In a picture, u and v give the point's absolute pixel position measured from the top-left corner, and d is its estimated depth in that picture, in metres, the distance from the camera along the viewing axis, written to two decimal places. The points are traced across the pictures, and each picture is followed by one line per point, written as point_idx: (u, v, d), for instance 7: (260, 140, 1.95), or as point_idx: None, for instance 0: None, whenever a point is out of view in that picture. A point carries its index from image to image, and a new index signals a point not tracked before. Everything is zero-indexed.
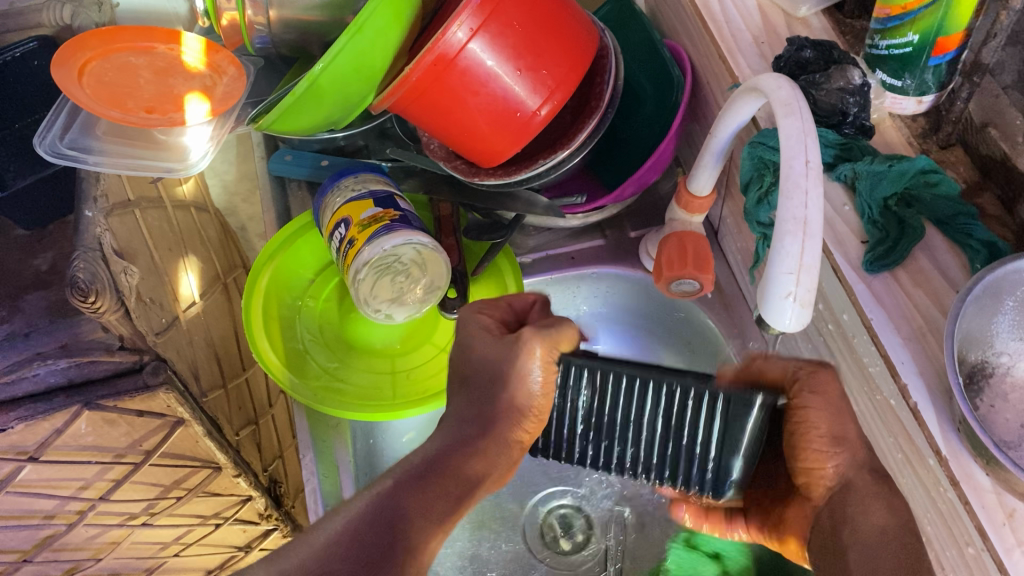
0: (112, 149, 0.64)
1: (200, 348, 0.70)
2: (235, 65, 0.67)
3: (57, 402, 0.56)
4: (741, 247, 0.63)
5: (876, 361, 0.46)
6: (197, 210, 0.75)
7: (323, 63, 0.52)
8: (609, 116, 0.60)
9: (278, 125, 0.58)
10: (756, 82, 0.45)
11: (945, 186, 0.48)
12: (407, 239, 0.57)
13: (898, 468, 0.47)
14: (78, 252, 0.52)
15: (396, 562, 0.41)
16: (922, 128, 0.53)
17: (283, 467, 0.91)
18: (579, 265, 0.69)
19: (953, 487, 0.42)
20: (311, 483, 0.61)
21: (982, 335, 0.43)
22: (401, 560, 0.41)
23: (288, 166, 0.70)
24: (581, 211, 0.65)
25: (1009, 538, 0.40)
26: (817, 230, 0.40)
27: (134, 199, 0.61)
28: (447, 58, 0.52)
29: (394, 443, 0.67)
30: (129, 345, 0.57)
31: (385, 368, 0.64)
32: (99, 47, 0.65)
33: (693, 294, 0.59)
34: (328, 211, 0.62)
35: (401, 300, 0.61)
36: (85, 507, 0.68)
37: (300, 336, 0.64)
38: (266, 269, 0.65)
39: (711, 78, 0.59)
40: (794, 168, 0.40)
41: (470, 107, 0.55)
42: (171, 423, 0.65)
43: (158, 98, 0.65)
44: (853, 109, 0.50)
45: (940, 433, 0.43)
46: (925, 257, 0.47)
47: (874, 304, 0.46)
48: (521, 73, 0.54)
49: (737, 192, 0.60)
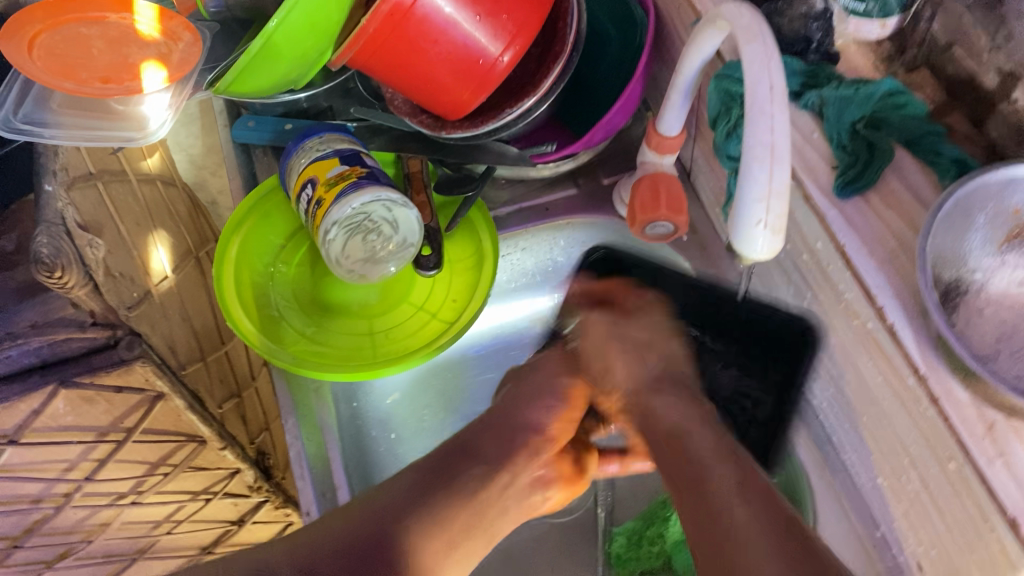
0: (69, 121, 0.63)
1: (177, 323, 0.70)
2: (191, 31, 0.65)
3: (31, 382, 0.55)
4: (714, 187, 0.63)
5: (851, 288, 0.46)
6: (165, 184, 0.74)
7: (275, 19, 0.51)
8: (574, 61, 0.59)
9: (237, 87, 0.57)
10: (718, 12, 0.45)
11: (911, 107, 0.47)
12: (376, 195, 0.56)
13: (879, 391, 0.47)
14: (41, 227, 0.50)
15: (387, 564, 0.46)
16: (887, 52, 0.52)
17: (270, 440, 0.94)
18: (553, 216, 0.69)
19: (933, 404, 0.42)
20: (295, 448, 0.59)
21: (956, 254, 0.44)
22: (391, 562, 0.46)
23: (251, 132, 0.68)
24: (553, 160, 0.65)
25: (989, 450, 0.39)
26: (784, 155, 0.39)
27: (95, 172, 0.61)
28: (403, 7, 0.51)
29: (379, 404, 0.68)
30: (101, 321, 0.56)
31: (362, 330, 0.64)
32: (48, 19, 0.63)
33: (669, 236, 0.60)
34: (293, 173, 0.61)
35: (373, 259, 0.60)
36: (71, 489, 0.67)
37: (274, 302, 0.63)
38: (235, 237, 0.64)
39: (674, 14, 0.58)
40: (758, 93, 0.40)
41: (430, 56, 0.54)
42: (150, 398, 0.64)
43: (112, 67, 0.64)
44: (817, 35, 0.51)
45: (917, 349, 0.43)
46: (896, 179, 0.47)
47: (846, 229, 0.46)
48: (481, 18, 0.53)
49: (707, 130, 0.60)
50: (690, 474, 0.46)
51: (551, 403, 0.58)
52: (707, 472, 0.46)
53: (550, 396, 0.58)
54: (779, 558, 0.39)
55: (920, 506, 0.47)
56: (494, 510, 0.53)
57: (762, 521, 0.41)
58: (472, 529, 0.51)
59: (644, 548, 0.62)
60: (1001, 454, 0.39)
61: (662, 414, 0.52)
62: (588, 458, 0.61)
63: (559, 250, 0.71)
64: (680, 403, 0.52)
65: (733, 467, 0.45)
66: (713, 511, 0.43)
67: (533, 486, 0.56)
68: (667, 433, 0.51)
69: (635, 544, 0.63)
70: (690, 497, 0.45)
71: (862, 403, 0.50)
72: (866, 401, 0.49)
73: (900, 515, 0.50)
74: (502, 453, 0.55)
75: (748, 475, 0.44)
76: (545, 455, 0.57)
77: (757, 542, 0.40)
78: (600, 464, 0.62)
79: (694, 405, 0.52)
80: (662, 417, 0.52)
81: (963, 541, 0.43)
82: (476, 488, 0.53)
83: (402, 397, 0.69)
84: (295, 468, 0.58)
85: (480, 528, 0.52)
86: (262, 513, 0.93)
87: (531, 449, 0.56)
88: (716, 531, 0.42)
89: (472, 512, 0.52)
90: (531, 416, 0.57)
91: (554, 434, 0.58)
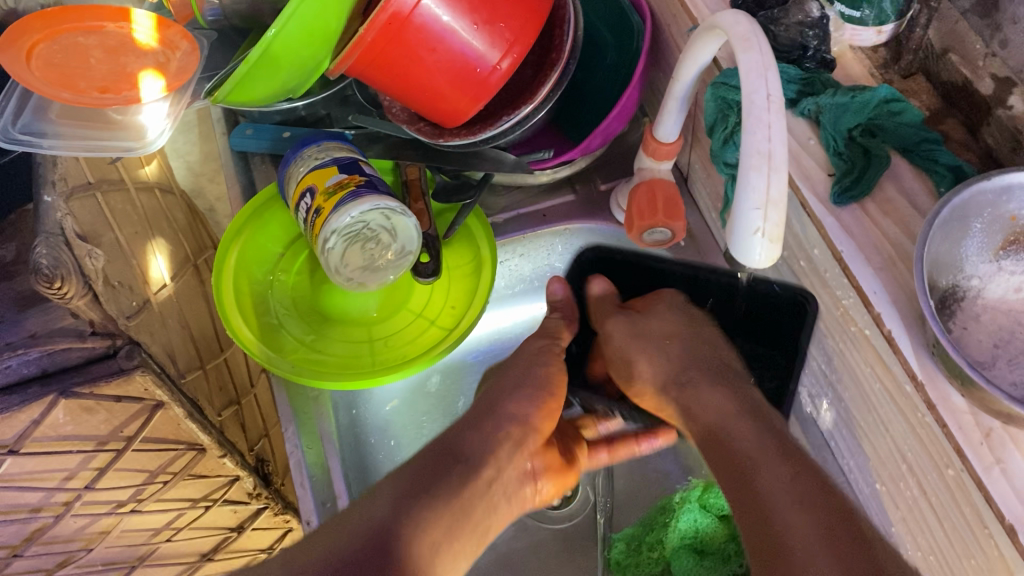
0: (66, 131, 0.63)
1: (175, 331, 0.70)
2: (188, 39, 0.65)
3: (31, 393, 0.54)
4: (711, 193, 0.63)
5: (849, 294, 0.46)
6: (162, 191, 0.74)
7: (273, 29, 0.50)
8: (571, 68, 0.59)
9: (234, 95, 0.57)
10: (714, 20, 0.45)
11: (908, 114, 0.48)
12: (374, 204, 0.56)
13: (877, 397, 0.48)
14: (40, 238, 0.50)
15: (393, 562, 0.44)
16: (883, 59, 0.53)
17: (269, 446, 0.94)
18: (551, 222, 0.69)
19: (931, 411, 0.42)
20: (295, 456, 0.59)
21: (952, 260, 0.44)
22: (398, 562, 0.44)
23: (249, 140, 0.69)
24: (551, 167, 0.65)
25: (987, 456, 0.40)
26: (781, 162, 0.40)
27: (95, 182, 0.61)
28: (401, 16, 0.51)
29: (379, 410, 0.68)
30: (100, 330, 0.56)
31: (361, 337, 0.64)
32: (45, 29, 0.63)
33: (665, 242, 0.61)
34: (292, 182, 0.61)
35: (372, 267, 0.60)
36: (71, 498, 0.67)
37: (273, 310, 0.63)
38: (235, 245, 0.64)
39: (670, 21, 0.59)
40: (755, 102, 0.40)
41: (428, 65, 0.54)
42: (150, 407, 0.65)
43: (110, 77, 0.64)
44: (813, 43, 0.50)
45: (914, 356, 0.43)
46: (892, 185, 0.47)
47: (843, 235, 0.46)
48: (479, 27, 0.53)
49: (703, 136, 0.60)
50: (734, 463, 0.45)
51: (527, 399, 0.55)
52: (756, 472, 0.43)
53: (530, 384, 0.56)
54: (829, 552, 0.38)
55: (917, 511, 0.47)
56: (482, 506, 0.50)
57: (819, 525, 0.39)
58: (459, 530, 0.48)
59: (643, 553, 0.62)
60: (998, 460, 0.39)
61: (707, 407, 0.50)
62: (581, 451, 0.58)
63: (557, 255, 0.72)
64: (721, 393, 0.50)
65: (788, 456, 0.44)
66: (759, 496, 0.42)
67: (521, 480, 0.53)
68: (712, 424, 0.49)
69: (634, 550, 0.63)
70: (737, 483, 0.44)
71: (860, 409, 0.50)
72: (863, 407, 0.50)
73: (898, 519, 0.50)
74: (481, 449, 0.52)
75: (800, 462, 0.43)
76: (533, 446, 0.54)
77: (807, 534, 0.39)
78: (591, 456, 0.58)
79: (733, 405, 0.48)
80: (708, 405, 0.50)
81: (960, 547, 0.44)
82: (458, 488, 0.49)
83: (401, 403, 0.70)
84: (295, 476, 0.58)
85: (466, 530, 0.48)
86: (262, 520, 0.93)
87: (515, 441, 0.53)
88: (763, 518, 0.41)
89: (464, 523, 0.48)
90: (515, 409, 0.55)
91: (541, 428, 0.54)
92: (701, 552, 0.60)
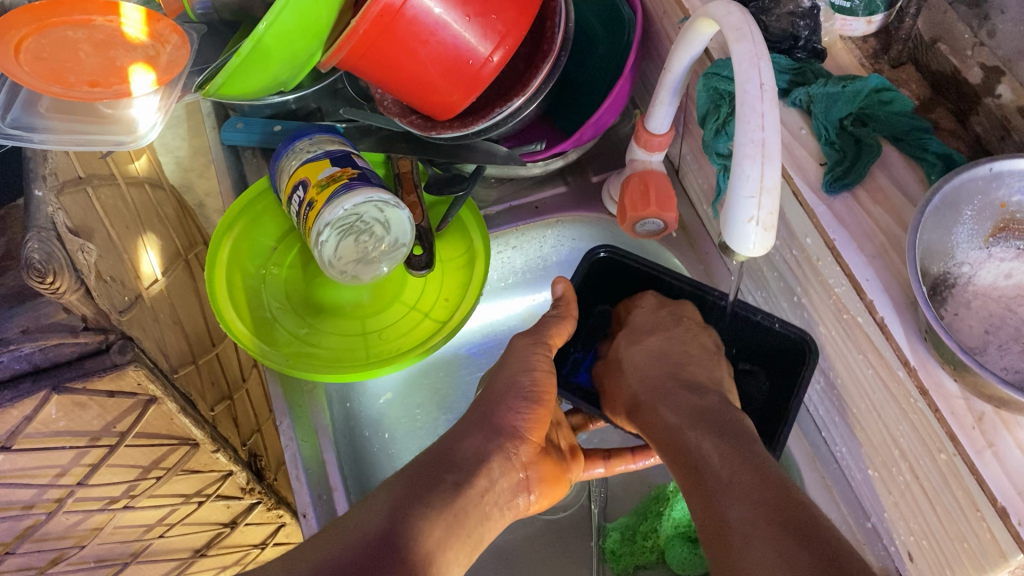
0: (56, 125, 0.63)
1: (167, 326, 0.70)
2: (177, 33, 0.66)
3: (23, 389, 0.54)
4: (703, 184, 0.63)
5: (841, 282, 0.47)
6: (152, 186, 0.74)
7: (266, 22, 0.50)
8: (562, 60, 0.59)
9: (226, 89, 0.57)
10: (705, 10, 0.45)
11: (898, 103, 0.48)
12: (368, 196, 0.55)
13: (869, 384, 0.48)
14: (31, 232, 0.49)
15: (397, 554, 0.43)
16: (873, 49, 0.53)
17: (261, 441, 0.94)
18: (543, 214, 0.69)
19: (923, 397, 0.43)
20: (290, 449, 0.59)
21: (944, 248, 0.44)
22: (402, 554, 0.43)
23: (240, 134, 0.68)
24: (542, 159, 0.65)
25: (979, 441, 0.40)
26: (775, 151, 0.40)
27: (85, 176, 0.60)
28: (393, 9, 0.51)
29: (372, 403, 0.69)
30: (93, 324, 0.55)
31: (356, 330, 0.64)
32: (34, 22, 0.63)
33: (659, 232, 0.61)
34: (284, 175, 0.61)
35: (366, 260, 0.60)
36: (64, 494, 0.67)
37: (267, 304, 0.63)
38: (227, 240, 0.64)
39: (662, 14, 0.59)
40: (749, 91, 0.40)
41: (421, 58, 0.54)
42: (143, 403, 0.65)
43: (100, 71, 0.64)
44: (804, 33, 0.51)
45: (907, 343, 0.43)
46: (883, 174, 0.48)
47: (836, 225, 0.47)
48: (470, 19, 0.53)
49: (695, 127, 0.60)
50: (690, 470, 0.46)
51: (522, 408, 0.54)
52: (711, 467, 0.45)
53: (517, 396, 0.54)
54: (779, 549, 0.39)
55: (910, 496, 0.48)
56: (477, 513, 0.49)
57: (766, 512, 0.41)
58: (458, 536, 0.47)
59: (638, 543, 0.63)
60: (990, 444, 0.40)
61: (669, 420, 0.50)
62: (575, 462, 0.60)
63: (549, 246, 0.72)
64: (676, 407, 0.51)
65: (736, 457, 0.45)
66: (718, 510, 0.43)
67: (515, 489, 0.53)
68: (663, 431, 0.50)
69: (629, 539, 0.63)
70: (692, 487, 0.45)
71: (853, 397, 0.51)
72: (856, 394, 0.50)
73: (891, 505, 0.51)
74: (475, 461, 0.51)
75: (758, 472, 0.43)
76: (526, 457, 0.54)
77: (759, 535, 0.40)
78: (587, 467, 0.60)
79: (698, 412, 0.49)
80: (662, 413, 0.51)
81: (953, 531, 0.44)
82: (452, 495, 0.48)
83: (394, 396, 0.70)
84: (291, 470, 0.58)
85: (461, 535, 0.47)
86: (255, 515, 0.93)
87: (508, 451, 0.53)
88: (722, 543, 0.42)
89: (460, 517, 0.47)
90: (508, 421, 0.54)
91: (532, 438, 0.54)
92: (695, 541, 0.61)
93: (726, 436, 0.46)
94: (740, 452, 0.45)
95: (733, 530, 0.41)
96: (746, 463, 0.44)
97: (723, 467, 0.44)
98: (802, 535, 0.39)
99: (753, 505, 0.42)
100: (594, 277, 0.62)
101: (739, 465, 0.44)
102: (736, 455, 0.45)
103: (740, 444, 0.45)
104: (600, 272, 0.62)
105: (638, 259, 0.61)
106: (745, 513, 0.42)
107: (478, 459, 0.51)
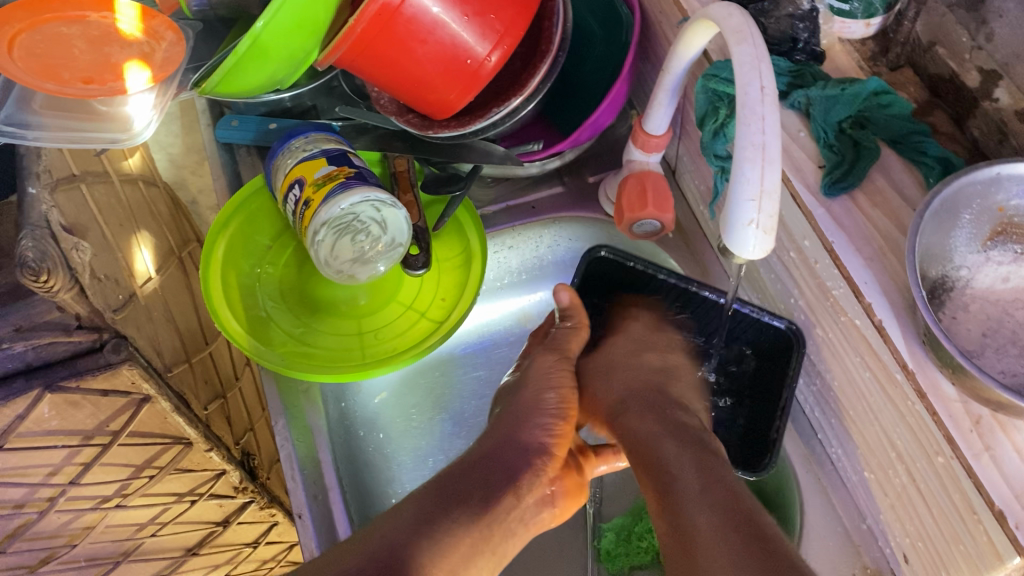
0: (50, 122, 0.63)
1: (161, 323, 0.70)
2: (173, 30, 0.65)
3: (16, 387, 0.53)
4: (700, 185, 0.63)
5: (839, 284, 0.47)
6: (146, 183, 0.74)
7: (263, 20, 0.50)
8: (559, 60, 0.59)
9: (222, 86, 0.57)
10: (705, 12, 0.45)
11: (897, 106, 0.48)
12: (365, 195, 0.55)
13: (867, 385, 0.48)
14: (25, 231, 0.49)
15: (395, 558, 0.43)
16: (872, 52, 0.53)
17: (254, 440, 0.94)
18: (541, 214, 0.70)
19: (921, 400, 0.43)
20: (285, 450, 0.58)
21: (943, 251, 0.44)
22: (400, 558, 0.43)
23: (234, 132, 0.68)
24: (540, 158, 0.64)
25: (977, 444, 0.40)
26: (775, 155, 0.40)
27: (80, 174, 0.60)
28: (391, 7, 0.51)
29: (367, 403, 0.68)
30: (87, 323, 0.55)
31: (351, 329, 0.64)
32: (28, 18, 0.63)
33: (655, 233, 0.61)
34: (279, 173, 0.61)
35: (363, 259, 0.59)
36: (56, 493, 0.66)
37: (261, 303, 0.63)
38: (221, 238, 0.64)
39: (661, 15, 0.59)
40: (750, 94, 0.40)
41: (419, 57, 0.54)
42: (137, 402, 0.64)
43: (95, 68, 0.63)
44: (803, 35, 0.51)
45: (905, 346, 0.43)
46: (881, 177, 0.48)
47: (835, 227, 0.47)
48: (469, 18, 0.53)
49: (693, 129, 0.60)
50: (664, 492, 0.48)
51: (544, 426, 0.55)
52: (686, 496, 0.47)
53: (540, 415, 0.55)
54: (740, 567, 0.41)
55: (906, 498, 0.48)
56: (496, 530, 0.49)
57: (731, 532, 0.43)
58: (455, 537, 0.47)
59: (633, 543, 0.63)
60: (987, 447, 0.40)
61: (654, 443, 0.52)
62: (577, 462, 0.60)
63: (546, 246, 0.72)
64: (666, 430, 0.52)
65: (714, 486, 0.47)
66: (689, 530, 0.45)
67: (535, 505, 0.52)
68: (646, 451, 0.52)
69: (624, 540, 0.63)
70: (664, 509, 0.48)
71: (849, 399, 0.51)
72: (852, 395, 0.50)
73: (886, 507, 0.51)
74: None
75: (730, 500, 0.45)
76: (549, 474, 0.54)
77: (721, 553, 0.42)
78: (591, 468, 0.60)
79: (682, 444, 0.52)
80: (647, 437, 0.53)
81: (949, 533, 0.44)
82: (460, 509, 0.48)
83: (390, 396, 0.70)
84: (287, 471, 0.58)
85: (459, 536, 0.47)
86: (247, 514, 0.93)
87: (533, 469, 0.52)
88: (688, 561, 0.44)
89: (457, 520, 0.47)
90: (535, 438, 0.55)
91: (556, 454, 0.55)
92: None
93: (703, 469, 0.49)
94: (716, 482, 0.47)
95: (700, 549, 0.44)
96: (721, 494, 0.46)
97: (699, 496, 0.47)
98: (764, 548, 0.42)
99: (720, 525, 0.44)
100: (595, 276, 0.64)
101: (714, 493, 0.46)
102: (711, 486, 0.47)
103: (715, 476, 0.48)
104: (600, 275, 0.64)
105: (636, 257, 0.62)
106: (712, 534, 0.44)
107: (478, 466, 0.51)
